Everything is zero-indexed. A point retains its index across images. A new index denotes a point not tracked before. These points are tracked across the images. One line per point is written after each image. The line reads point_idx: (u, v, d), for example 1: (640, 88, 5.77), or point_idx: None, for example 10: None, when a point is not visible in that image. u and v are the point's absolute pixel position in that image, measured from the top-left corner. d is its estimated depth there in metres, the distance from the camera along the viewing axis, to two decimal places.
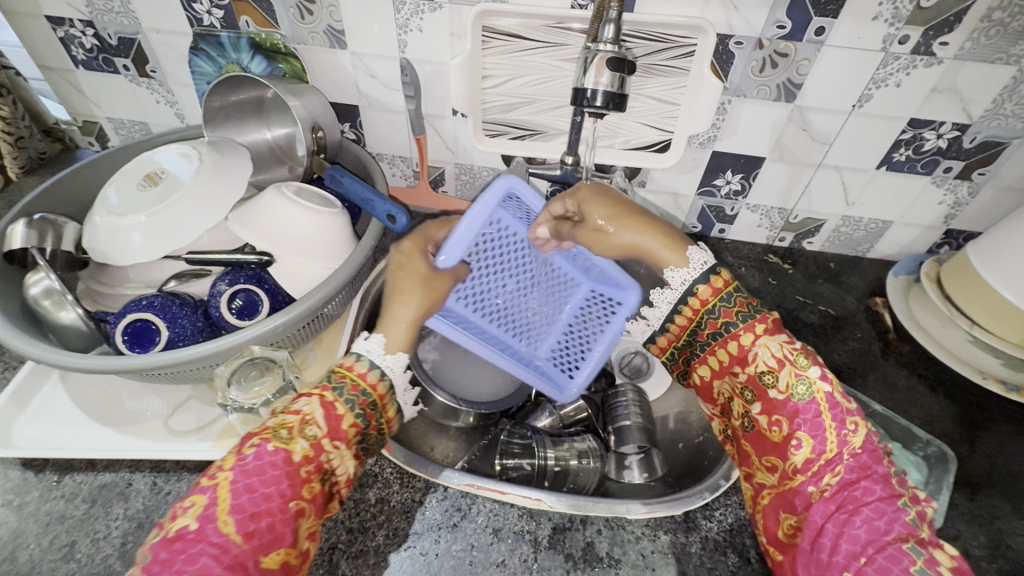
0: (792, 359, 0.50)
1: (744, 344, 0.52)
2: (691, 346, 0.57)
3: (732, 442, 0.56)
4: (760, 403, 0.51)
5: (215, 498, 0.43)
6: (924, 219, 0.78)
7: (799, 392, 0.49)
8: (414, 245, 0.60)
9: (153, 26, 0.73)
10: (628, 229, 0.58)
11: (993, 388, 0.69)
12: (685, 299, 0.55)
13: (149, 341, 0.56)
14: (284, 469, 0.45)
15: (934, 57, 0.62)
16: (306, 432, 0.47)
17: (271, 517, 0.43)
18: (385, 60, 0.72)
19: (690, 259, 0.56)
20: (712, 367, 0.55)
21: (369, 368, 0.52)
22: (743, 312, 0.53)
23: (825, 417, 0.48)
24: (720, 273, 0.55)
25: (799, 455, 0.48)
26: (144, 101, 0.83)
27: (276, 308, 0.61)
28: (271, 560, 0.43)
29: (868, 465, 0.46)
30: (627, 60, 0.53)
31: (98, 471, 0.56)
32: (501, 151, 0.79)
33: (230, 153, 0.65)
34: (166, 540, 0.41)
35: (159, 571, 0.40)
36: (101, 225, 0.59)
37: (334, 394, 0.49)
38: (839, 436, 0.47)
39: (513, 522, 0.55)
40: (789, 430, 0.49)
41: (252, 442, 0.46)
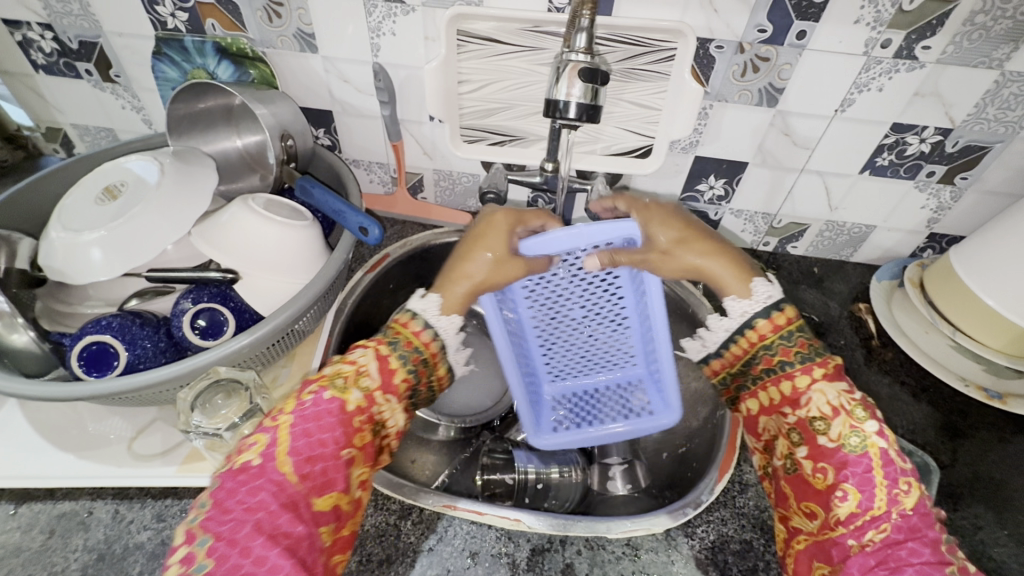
0: (848, 409, 0.50)
1: (798, 386, 0.53)
2: (743, 376, 0.58)
3: (771, 479, 0.56)
4: (806, 447, 0.51)
5: (276, 439, 0.46)
6: (908, 223, 0.78)
7: (851, 443, 0.49)
8: (507, 219, 0.59)
9: (114, 29, 0.70)
10: (699, 253, 0.58)
11: (974, 395, 0.69)
12: (742, 330, 0.57)
13: (107, 365, 0.53)
14: (339, 417, 0.48)
15: (917, 61, 0.61)
16: (360, 383, 0.51)
17: (324, 462, 0.46)
18: (358, 65, 0.70)
19: (754, 292, 0.57)
20: (762, 403, 0.56)
21: (422, 327, 0.56)
22: (802, 353, 0.54)
23: (877, 473, 0.48)
24: (784, 309, 0.56)
25: (843, 508, 0.47)
26: (109, 106, 0.80)
27: (243, 328, 0.59)
28: (322, 504, 0.46)
29: (918, 528, 0.45)
30: (600, 70, 0.52)
31: (57, 499, 0.54)
32: (479, 157, 0.77)
33: (194, 163, 0.63)
34: (230, 472, 0.44)
35: (223, 499, 0.42)
36: (57, 242, 0.57)
37: (389, 348, 0.54)
38: (890, 495, 0.47)
39: (491, 545, 0.54)
40: (835, 480, 0.49)
41: (310, 389, 0.49)
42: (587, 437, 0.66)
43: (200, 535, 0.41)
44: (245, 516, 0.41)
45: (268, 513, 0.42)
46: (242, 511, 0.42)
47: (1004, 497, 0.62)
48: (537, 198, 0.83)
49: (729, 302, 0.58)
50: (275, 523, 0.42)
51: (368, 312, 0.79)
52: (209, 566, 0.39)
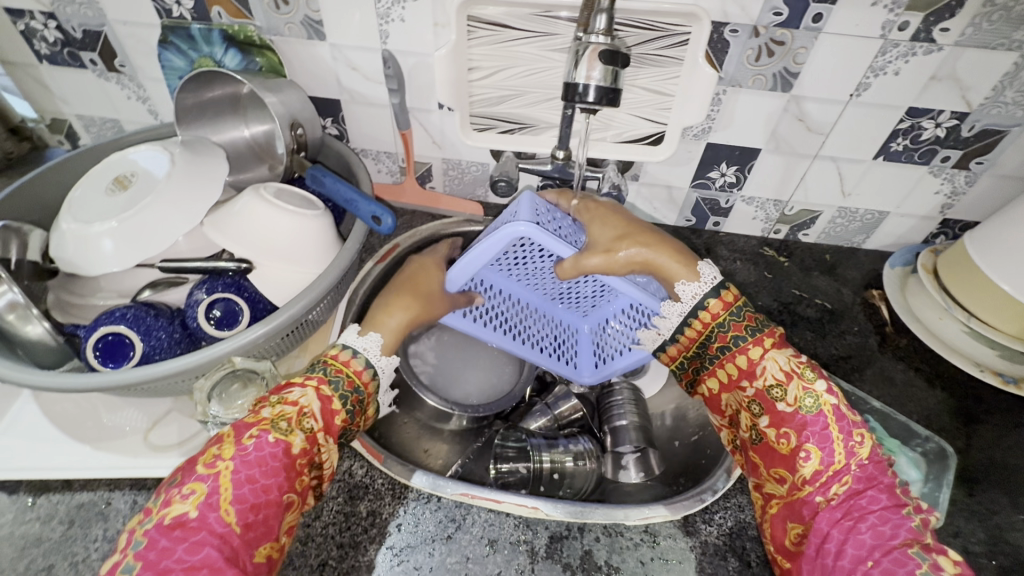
0: (799, 372, 0.51)
1: (752, 357, 0.53)
2: (701, 358, 0.57)
3: (741, 452, 0.57)
4: (767, 416, 0.52)
5: (216, 487, 0.44)
6: (921, 209, 0.77)
7: (807, 405, 0.50)
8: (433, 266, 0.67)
9: (119, 18, 0.69)
10: (641, 244, 0.57)
11: (989, 380, 0.69)
12: (694, 313, 0.55)
13: (123, 356, 0.53)
14: (284, 461, 0.47)
15: (934, 44, 0.60)
16: (303, 425, 0.50)
17: (267, 509, 0.45)
18: (366, 52, 0.69)
19: (701, 274, 0.55)
20: (721, 380, 0.56)
21: (363, 366, 0.56)
22: (752, 326, 0.54)
23: (833, 430, 0.49)
24: (729, 289, 0.56)
25: (808, 467, 0.49)
26: (114, 97, 0.79)
27: (257, 318, 0.58)
28: (260, 555, 0.45)
29: (873, 475, 0.48)
30: (619, 53, 0.51)
31: (74, 490, 0.54)
32: (489, 145, 0.76)
33: (204, 152, 0.62)
34: (162, 527, 0.42)
35: (155, 560, 0.40)
36: (68, 233, 0.56)
37: (330, 388, 0.53)
38: (847, 447, 0.49)
39: (509, 532, 0.54)
40: (797, 442, 0.50)
41: (250, 433, 0.47)
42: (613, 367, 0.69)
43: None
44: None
45: (212, 570, 0.40)
46: (182, 571, 0.40)
47: (1020, 482, 0.62)
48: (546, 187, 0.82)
49: (678, 288, 0.56)
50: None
51: None
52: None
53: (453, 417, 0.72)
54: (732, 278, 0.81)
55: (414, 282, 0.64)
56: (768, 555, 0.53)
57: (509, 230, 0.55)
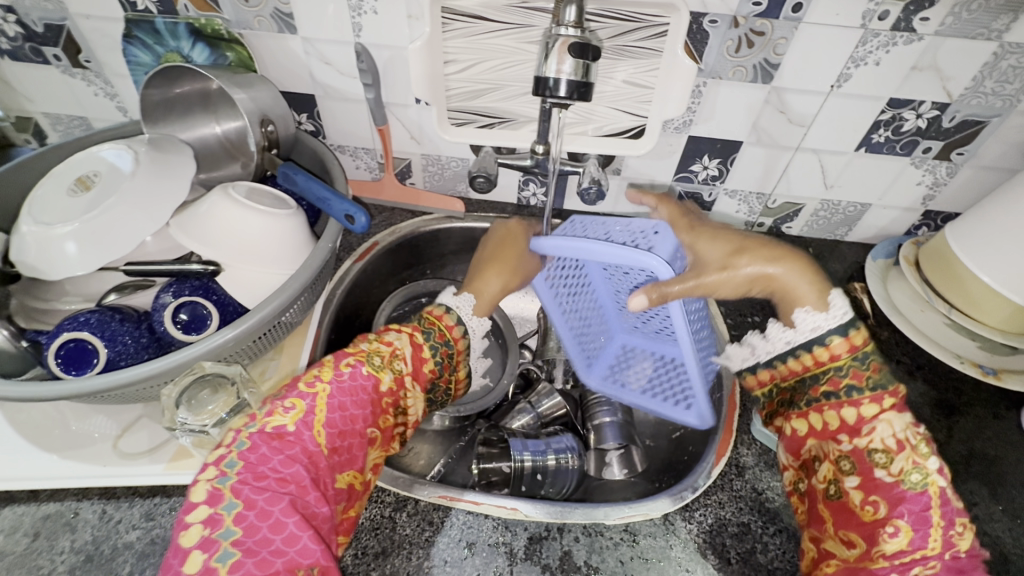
0: (913, 444, 0.48)
1: (864, 414, 0.49)
2: (796, 393, 0.54)
3: (804, 498, 0.55)
4: (858, 478, 0.49)
5: (314, 407, 0.47)
6: (903, 200, 0.77)
7: (911, 480, 0.48)
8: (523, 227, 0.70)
9: (81, 12, 0.67)
10: (760, 261, 0.54)
11: (970, 372, 0.68)
12: (810, 346, 0.52)
13: (85, 363, 0.52)
14: (370, 396, 0.51)
15: (915, 34, 0.59)
16: (394, 365, 0.54)
17: (352, 439, 0.48)
18: (339, 46, 0.67)
19: (831, 305, 0.51)
20: (813, 425, 0.52)
21: (455, 323, 0.61)
22: (874, 378, 0.50)
23: (933, 513, 0.47)
24: (858, 329, 0.51)
25: (891, 544, 0.46)
26: (81, 93, 0.76)
27: (227, 321, 0.57)
28: (341, 481, 0.47)
29: (965, 568, 0.45)
30: (590, 45, 0.50)
31: (41, 501, 0.53)
32: (468, 140, 0.74)
33: (170, 150, 0.60)
34: (264, 435, 0.44)
35: (255, 462, 0.42)
36: (29, 236, 0.54)
37: (423, 337, 0.58)
38: (945, 537, 0.46)
39: (488, 535, 0.53)
40: (886, 514, 0.47)
41: (347, 362, 0.51)
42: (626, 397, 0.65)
43: (228, 497, 0.40)
44: (280, 488, 0.41)
45: (300, 488, 0.42)
46: (276, 480, 0.42)
47: (999, 473, 0.62)
48: (528, 181, 0.81)
49: (798, 315, 0.52)
50: (306, 500, 0.42)
51: (357, 301, 0.77)
52: (238, 534, 0.38)
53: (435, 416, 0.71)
54: None
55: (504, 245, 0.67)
56: None
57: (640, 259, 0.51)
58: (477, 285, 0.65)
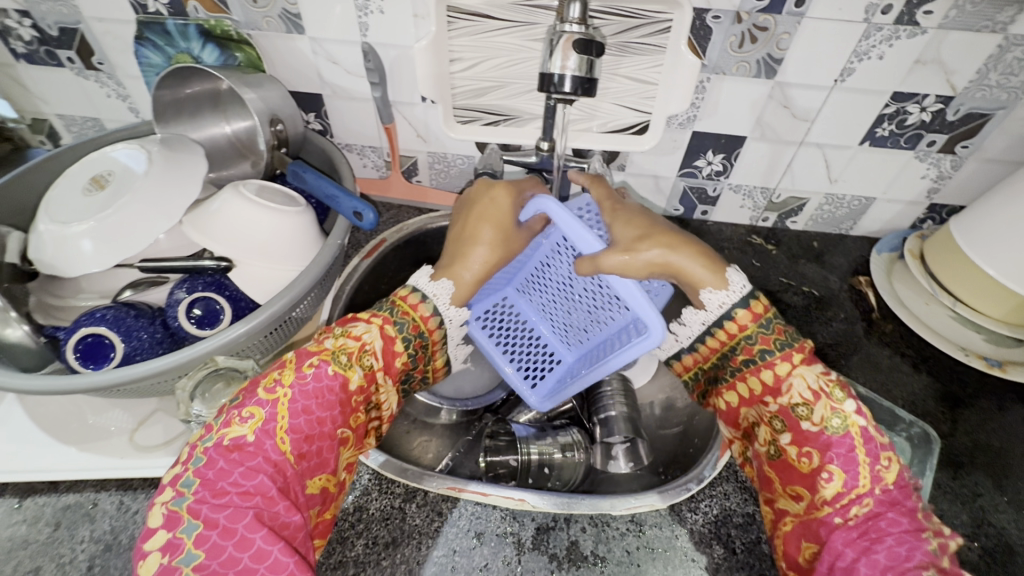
0: (828, 391, 0.48)
1: (779, 373, 0.50)
2: (722, 369, 0.54)
3: (753, 464, 0.54)
4: (790, 434, 0.49)
5: (274, 414, 0.45)
6: (907, 194, 0.77)
7: (833, 425, 0.47)
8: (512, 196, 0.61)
9: (95, 15, 0.68)
10: (663, 244, 0.54)
11: (975, 365, 0.69)
12: (720, 322, 0.53)
13: (103, 357, 0.53)
14: (338, 397, 0.48)
15: (918, 27, 0.59)
16: (363, 361, 0.51)
17: (321, 442, 0.46)
18: (347, 45, 0.68)
19: (730, 282, 0.52)
20: (741, 394, 0.53)
21: (431, 313, 0.56)
22: (780, 340, 0.51)
23: (859, 452, 0.46)
24: (758, 299, 0.52)
25: (829, 489, 0.46)
26: (94, 94, 0.78)
27: (239, 316, 0.58)
28: (312, 485, 0.46)
29: (897, 499, 0.44)
30: (594, 41, 0.50)
31: (61, 492, 0.54)
32: (473, 138, 0.75)
33: (182, 150, 0.62)
34: (221, 448, 0.42)
35: (215, 479, 0.41)
36: (46, 234, 0.56)
37: (395, 329, 0.53)
38: (872, 472, 0.45)
39: (496, 525, 0.54)
40: (820, 463, 0.47)
41: (310, 361, 0.48)
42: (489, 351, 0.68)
43: (187, 518, 0.39)
44: (242, 502, 0.40)
45: (266, 499, 0.41)
46: (238, 494, 0.40)
47: (1004, 464, 0.62)
48: None
49: (702, 295, 0.53)
50: (274, 510, 0.41)
51: (365, 298, 0.78)
52: (201, 555, 0.38)
53: (442, 411, 0.72)
54: None
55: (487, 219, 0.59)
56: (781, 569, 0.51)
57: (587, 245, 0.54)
58: (455, 269, 0.58)
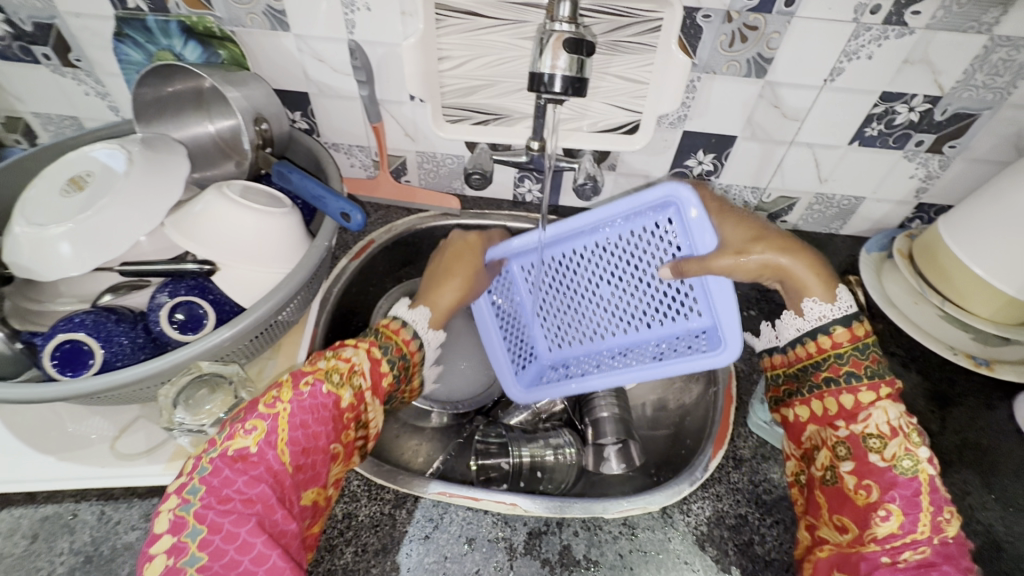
0: (906, 431, 0.49)
1: (861, 401, 0.50)
2: (799, 382, 0.54)
3: (803, 489, 0.54)
4: (853, 463, 0.50)
5: (276, 426, 0.44)
6: (896, 193, 0.77)
7: (903, 465, 0.48)
8: (479, 238, 0.68)
9: (71, 10, 0.66)
10: (776, 252, 0.54)
11: (963, 363, 0.67)
12: (814, 334, 0.53)
13: (82, 364, 0.52)
14: (332, 413, 0.48)
15: (906, 27, 0.59)
16: (353, 381, 0.51)
17: (316, 455, 0.46)
18: (333, 43, 0.67)
19: (835, 299, 0.53)
20: (813, 411, 0.53)
21: (412, 336, 0.59)
22: (872, 368, 0.51)
23: (923, 498, 0.47)
24: (861, 322, 0.52)
25: (883, 527, 0.47)
26: (71, 92, 0.76)
27: (224, 320, 0.57)
28: (306, 498, 0.46)
29: (953, 554, 0.45)
30: (585, 40, 0.50)
31: (39, 503, 0.52)
32: (462, 137, 0.74)
33: (164, 150, 0.60)
34: (226, 458, 0.42)
35: (219, 487, 0.40)
36: (22, 237, 0.54)
37: (380, 352, 0.55)
38: (933, 521, 0.46)
39: (487, 530, 0.54)
40: (879, 498, 0.48)
41: (306, 379, 0.48)
42: (483, 325, 0.72)
43: (192, 524, 0.39)
44: (245, 509, 0.40)
45: (266, 507, 0.41)
46: (242, 502, 0.40)
47: (992, 462, 0.63)
48: (523, 178, 0.81)
49: (805, 305, 0.54)
50: (273, 518, 0.41)
51: (354, 299, 0.76)
52: (204, 559, 0.37)
53: (433, 413, 0.73)
54: None
55: (458, 256, 0.66)
56: None
57: (703, 248, 0.51)
58: (433, 295, 0.63)
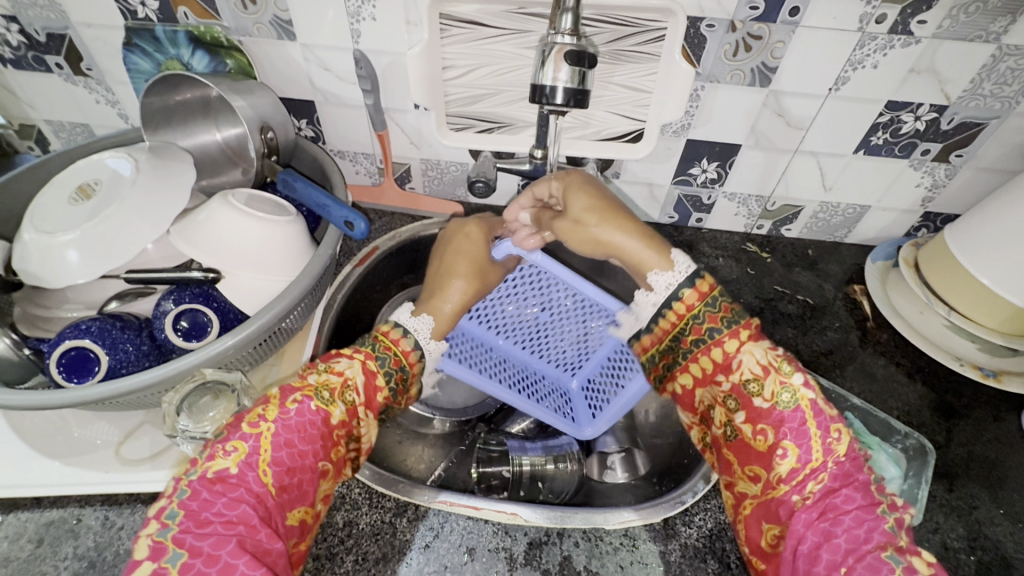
0: (776, 366, 0.48)
1: (728, 350, 0.50)
2: (673, 353, 0.53)
3: (711, 450, 0.53)
4: (744, 412, 0.49)
5: (258, 447, 0.44)
6: (901, 202, 0.77)
7: (784, 400, 0.47)
8: (481, 231, 0.65)
9: (83, 20, 0.67)
10: (607, 226, 0.55)
11: (970, 374, 0.69)
12: (669, 304, 0.52)
13: (87, 371, 0.52)
14: (321, 430, 0.47)
15: (912, 37, 0.59)
16: (345, 396, 0.50)
17: (303, 474, 0.46)
18: (339, 52, 0.67)
19: (675, 262, 0.52)
20: (695, 375, 0.52)
21: (411, 346, 0.56)
22: (728, 317, 0.51)
23: (810, 426, 0.46)
24: (705, 277, 0.52)
25: (784, 465, 0.46)
26: (83, 100, 0.77)
27: (228, 328, 0.58)
28: (293, 517, 0.45)
29: (851, 473, 0.45)
30: (587, 52, 0.50)
31: (45, 507, 0.53)
32: (466, 145, 0.74)
33: (172, 158, 0.61)
34: (205, 480, 0.42)
35: (197, 510, 0.40)
36: (31, 245, 0.55)
37: (377, 363, 0.53)
38: (825, 444, 0.46)
39: (488, 540, 0.53)
40: (775, 439, 0.47)
41: (293, 397, 0.47)
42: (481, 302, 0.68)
43: (172, 548, 0.38)
44: (225, 531, 0.39)
45: (249, 527, 0.40)
46: (221, 524, 0.40)
47: (1000, 476, 0.62)
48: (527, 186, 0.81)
49: (650, 279, 0.53)
50: (255, 539, 0.40)
51: (357, 306, 0.77)
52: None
53: (436, 419, 0.72)
54: (714, 274, 0.80)
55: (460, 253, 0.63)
56: (744, 556, 0.50)
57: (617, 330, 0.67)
58: (434, 303, 0.60)
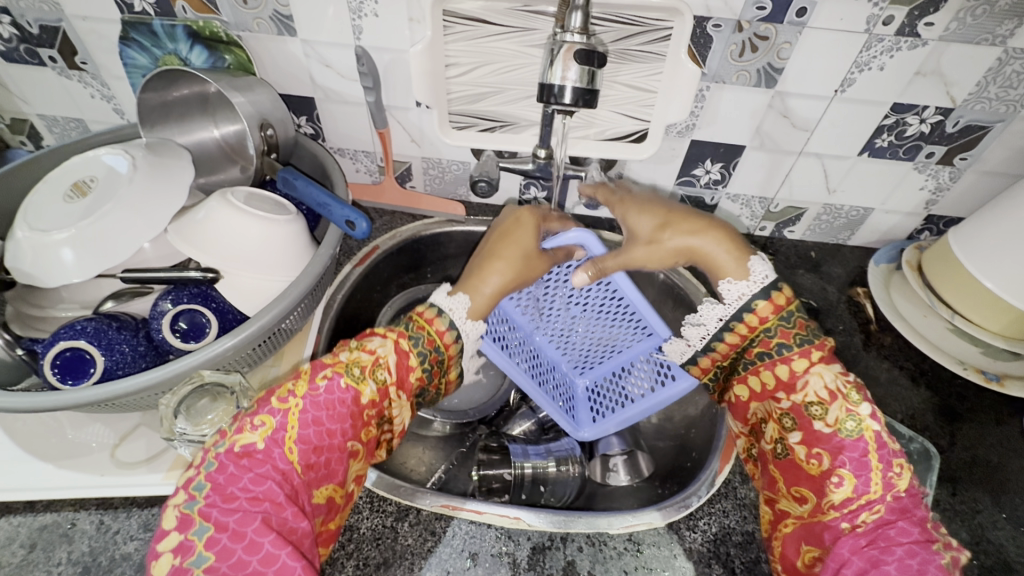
0: (844, 393, 0.51)
1: (795, 368, 0.53)
2: (736, 362, 0.58)
3: (758, 463, 0.57)
4: (800, 433, 0.52)
5: (285, 423, 0.44)
6: (905, 205, 0.77)
7: (847, 428, 0.50)
8: (534, 217, 0.62)
9: (78, 13, 0.66)
10: (687, 233, 0.57)
11: (975, 378, 0.69)
12: (739, 314, 0.55)
13: (82, 372, 0.51)
14: (351, 408, 0.47)
15: (919, 39, 0.59)
16: (376, 375, 0.50)
17: (330, 453, 0.45)
18: (340, 48, 0.66)
19: (752, 272, 0.56)
20: (752, 389, 0.56)
21: (447, 327, 0.56)
22: (800, 335, 0.54)
23: (872, 458, 0.49)
24: (780, 290, 0.55)
25: (838, 493, 0.49)
26: (77, 95, 0.75)
27: (227, 330, 0.57)
28: (320, 495, 0.45)
29: (908, 508, 0.47)
30: (596, 52, 0.49)
31: (37, 512, 0.52)
32: (468, 144, 0.74)
33: (169, 155, 0.60)
34: (232, 454, 0.42)
35: (224, 484, 0.41)
36: (24, 243, 0.53)
37: (410, 343, 0.53)
38: (885, 479, 0.48)
39: (491, 545, 0.53)
40: (830, 465, 0.50)
41: (324, 373, 0.48)
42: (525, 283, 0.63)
43: (198, 521, 0.39)
44: (251, 507, 0.40)
45: (274, 504, 0.41)
46: (247, 499, 0.40)
47: (1003, 480, 0.62)
48: (529, 185, 0.80)
49: (724, 286, 0.56)
50: (282, 516, 0.41)
51: (357, 306, 0.76)
52: (211, 558, 0.37)
53: (435, 420, 0.74)
54: None
55: (506, 239, 0.60)
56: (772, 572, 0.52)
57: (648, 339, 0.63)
58: (473, 284, 0.59)
